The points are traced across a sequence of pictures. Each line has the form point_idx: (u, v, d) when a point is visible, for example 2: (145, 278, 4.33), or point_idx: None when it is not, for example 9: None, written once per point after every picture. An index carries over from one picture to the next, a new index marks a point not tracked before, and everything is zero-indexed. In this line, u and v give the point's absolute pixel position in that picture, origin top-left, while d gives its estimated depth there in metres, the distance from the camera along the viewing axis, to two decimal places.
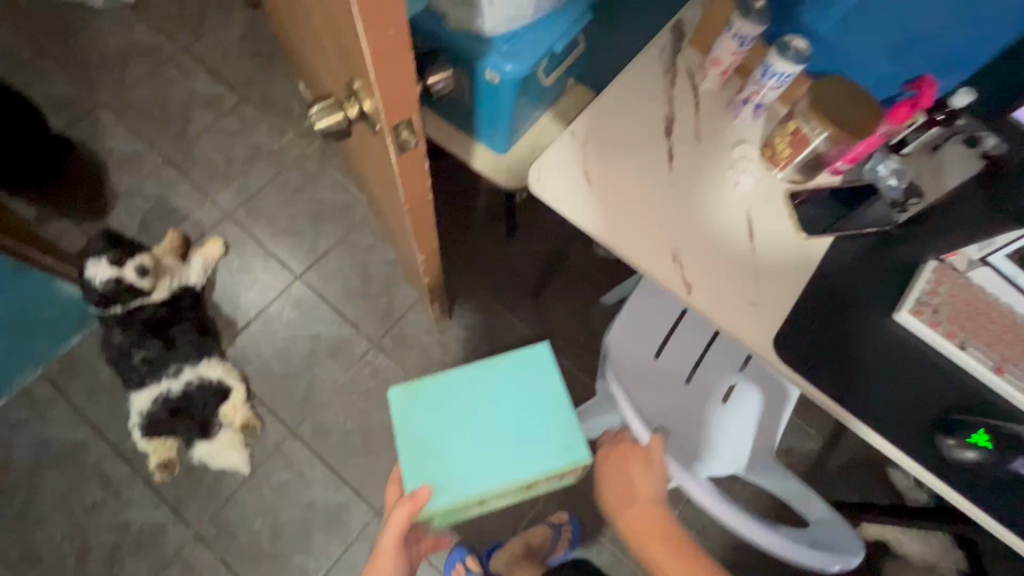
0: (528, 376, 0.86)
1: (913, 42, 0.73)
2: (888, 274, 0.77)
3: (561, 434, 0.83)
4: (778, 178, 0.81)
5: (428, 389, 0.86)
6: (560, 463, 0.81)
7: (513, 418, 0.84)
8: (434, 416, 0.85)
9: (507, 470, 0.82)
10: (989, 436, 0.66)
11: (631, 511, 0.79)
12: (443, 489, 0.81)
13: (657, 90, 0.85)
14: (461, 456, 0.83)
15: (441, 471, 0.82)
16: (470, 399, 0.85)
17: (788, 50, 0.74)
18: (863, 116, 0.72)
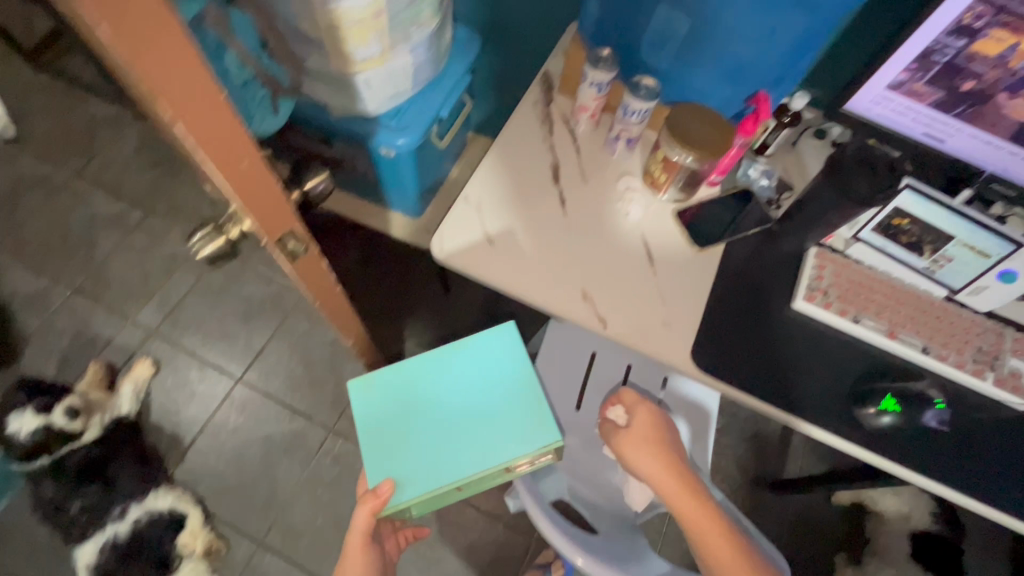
0: (490, 356, 0.86)
1: (739, 68, 0.77)
2: (779, 267, 0.83)
3: (529, 418, 0.82)
4: (664, 200, 0.86)
5: (387, 383, 0.85)
6: (531, 448, 0.80)
7: (476, 404, 0.83)
8: (395, 409, 0.84)
9: (474, 459, 0.80)
10: (897, 399, 0.71)
11: (653, 463, 0.78)
12: (407, 483, 0.79)
13: (537, 142, 0.90)
14: (423, 447, 0.81)
15: (405, 463, 0.80)
16: (432, 391, 0.85)
17: (640, 89, 0.79)
18: (719, 138, 0.78)
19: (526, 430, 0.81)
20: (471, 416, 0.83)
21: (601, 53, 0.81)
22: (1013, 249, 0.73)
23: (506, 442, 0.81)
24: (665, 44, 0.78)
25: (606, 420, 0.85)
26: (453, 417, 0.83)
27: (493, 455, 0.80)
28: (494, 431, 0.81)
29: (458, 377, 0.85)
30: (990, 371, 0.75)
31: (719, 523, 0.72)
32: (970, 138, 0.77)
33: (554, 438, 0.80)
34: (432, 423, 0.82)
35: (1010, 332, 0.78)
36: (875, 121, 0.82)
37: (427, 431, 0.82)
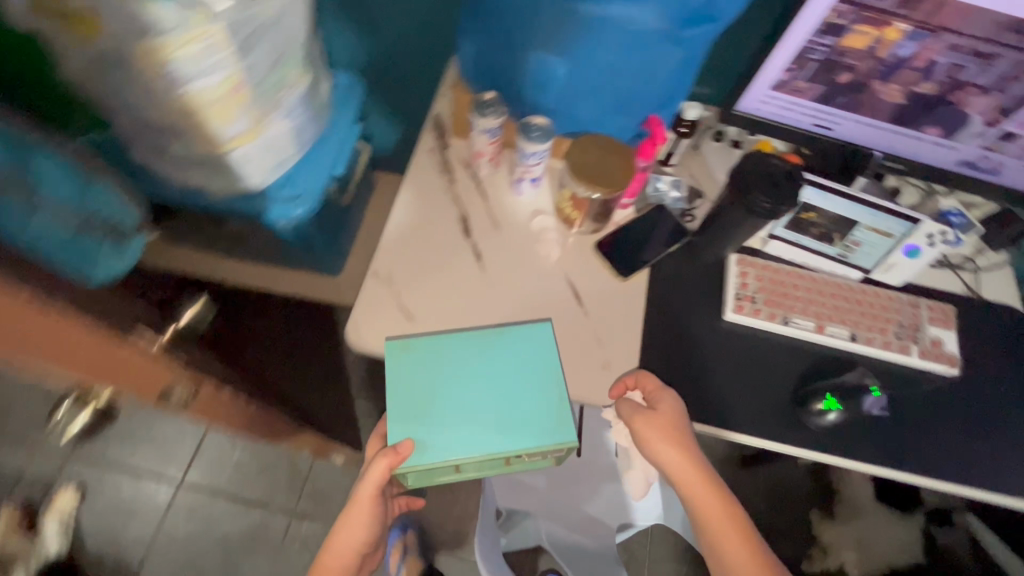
0: (526, 349, 0.73)
1: (626, 100, 0.73)
2: (704, 281, 0.82)
3: (552, 412, 0.70)
4: (581, 233, 0.84)
5: (428, 349, 0.73)
6: (550, 443, 0.68)
7: (510, 384, 0.71)
8: (428, 378, 0.71)
9: (492, 439, 0.68)
10: (836, 398, 0.72)
11: (679, 462, 0.69)
12: (427, 450, 0.68)
13: (441, 196, 0.85)
14: (445, 415, 0.69)
15: (427, 429, 0.68)
16: (469, 363, 0.72)
17: (533, 131, 0.75)
18: (620, 168, 0.75)
19: (548, 423, 0.69)
20: (501, 396, 0.71)
21: (485, 98, 0.76)
22: (913, 226, 0.76)
23: (525, 433, 0.69)
24: (548, 85, 0.73)
25: (624, 403, 0.72)
26: (479, 394, 0.71)
27: (511, 440, 0.68)
28: (514, 415, 0.70)
29: (505, 355, 0.73)
30: (914, 345, 0.78)
31: (736, 523, 0.70)
32: (855, 123, 0.79)
33: (571, 438, 0.68)
34: (460, 394, 0.71)
35: (925, 302, 0.80)
36: (767, 119, 0.82)
37: (453, 403, 0.70)
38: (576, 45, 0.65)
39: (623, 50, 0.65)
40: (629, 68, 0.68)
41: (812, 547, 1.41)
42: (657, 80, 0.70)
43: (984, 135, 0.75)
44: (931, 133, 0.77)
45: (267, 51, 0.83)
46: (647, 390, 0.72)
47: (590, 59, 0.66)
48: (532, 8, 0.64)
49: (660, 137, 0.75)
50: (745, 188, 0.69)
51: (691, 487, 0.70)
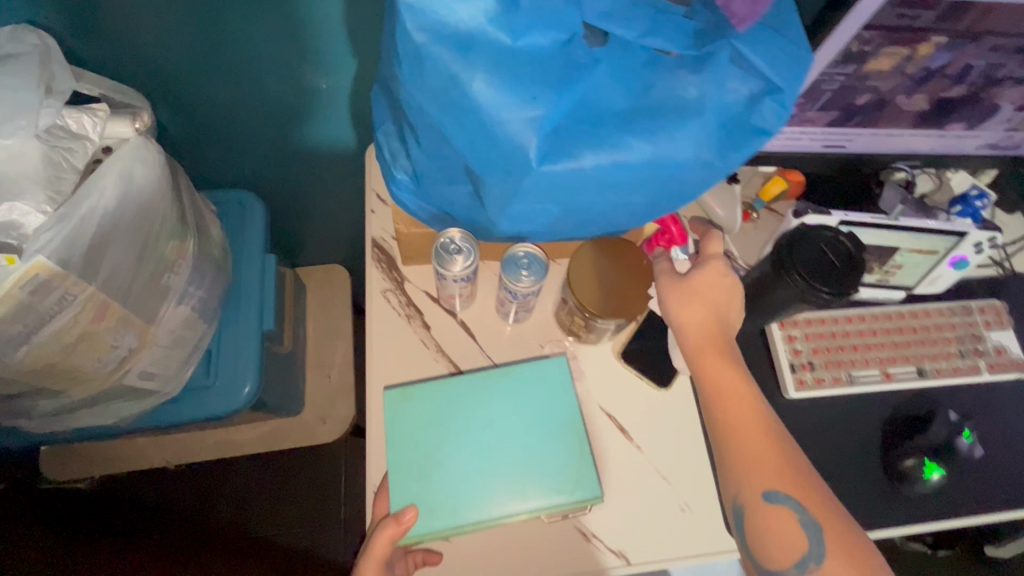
0: (539, 391, 0.62)
1: (637, 225, 0.50)
2: (750, 358, 0.71)
3: (575, 460, 0.59)
4: (597, 346, 0.69)
5: (427, 398, 0.61)
6: (568, 501, 0.57)
7: (526, 431, 0.60)
8: (430, 430, 0.59)
9: (508, 499, 0.57)
10: (934, 459, 0.64)
11: (693, 321, 0.58)
12: (433, 515, 0.56)
13: (418, 354, 0.68)
14: (452, 475, 0.58)
15: (431, 489, 0.57)
16: (480, 405, 0.61)
17: (521, 271, 0.58)
18: (630, 291, 0.59)
19: (573, 476, 0.58)
20: (513, 445, 0.59)
21: (445, 238, 0.58)
22: (958, 238, 0.67)
23: (547, 486, 0.57)
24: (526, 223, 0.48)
25: (664, 257, 0.61)
26: (486, 444, 0.59)
27: (532, 497, 0.57)
28: (533, 469, 0.58)
29: (513, 398, 0.61)
30: (981, 360, 0.71)
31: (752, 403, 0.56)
32: (871, 136, 0.67)
33: (593, 496, 0.57)
34: (465, 444, 0.59)
35: (975, 306, 0.73)
36: (771, 152, 0.69)
37: (459, 458, 0.58)
38: (577, 200, 0.43)
39: (643, 195, 0.43)
40: (644, 198, 0.44)
41: None
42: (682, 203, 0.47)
43: (1010, 118, 0.66)
44: (954, 128, 0.67)
45: (124, 245, 0.60)
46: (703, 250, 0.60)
47: (594, 210, 0.45)
48: (505, 166, 0.42)
49: (681, 232, 0.64)
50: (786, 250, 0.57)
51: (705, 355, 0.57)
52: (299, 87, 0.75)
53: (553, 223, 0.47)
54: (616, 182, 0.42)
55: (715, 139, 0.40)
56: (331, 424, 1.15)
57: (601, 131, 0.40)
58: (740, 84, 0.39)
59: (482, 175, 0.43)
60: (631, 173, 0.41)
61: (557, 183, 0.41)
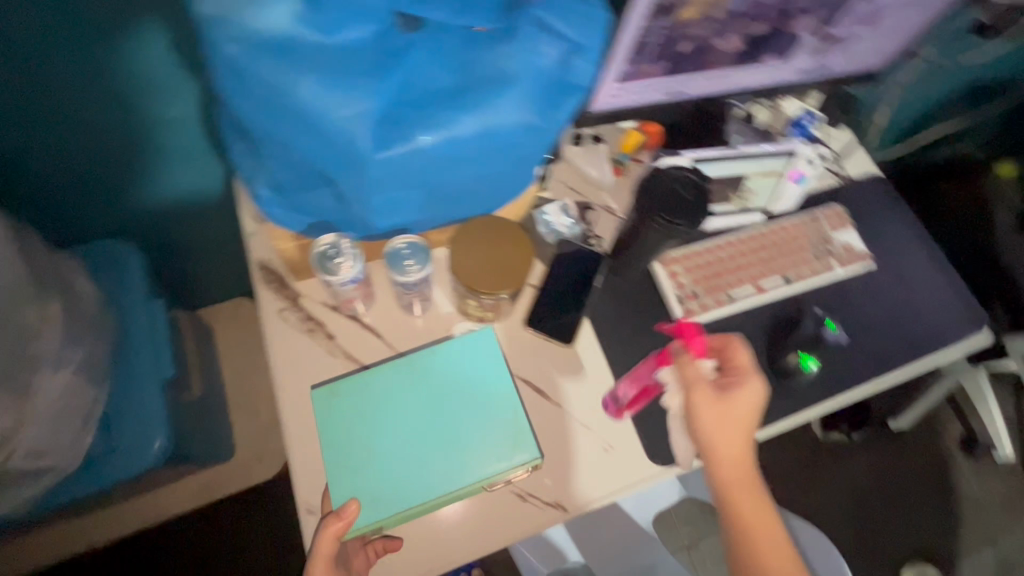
0: (466, 366, 0.65)
1: (502, 193, 0.53)
2: (643, 299, 0.76)
3: (510, 426, 0.62)
4: (501, 320, 0.72)
5: (357, 391, 0.63)
6: (509, 465, 0.61)
7: (456, 408, 0.63)
8: (361, 425, 0.62)
9: (447, 476, 0.60)
10: (807, 352, 0.73)
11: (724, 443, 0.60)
12: (375, 506, 0.58)
13: (328, 365, 0.68)
14: (389, 465, 0.60)
15: (370, 478, 0.59)
16: (406, 392, 0.63)
17: (405, 261, 0.59)
18: (507, 260, 0.62)
19: (512, 443, 0.62)
20: (447, 425, 0.62)
21: (323, 245, 0.58)
22: (788, 157, 0.77)
23: (484, 457, 0.61)
24: (390, 210, 0.50)
25: (693, 361, 0.61)
26: (420, 432, 0.62)
27: (472, 470, 0.60)
28: (474, 447, 0.61)
29: (441, 378, 0.64)
30: (832, 258, 0.81)
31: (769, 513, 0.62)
32: (703, 79, 0.74)
33: (535, 457, 0.61)
34: (399, 433, 0.61)
35: (820, 214, 0.83)
36: (623, 107, 0.74)
37: (396, 444, 0.61)
38: (428, 179, 0.46)
39: (488, 165, 0.46)
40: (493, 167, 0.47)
41: None
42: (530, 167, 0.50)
43: (813, 44, 0.75)
44: (770, 61, 0.75)
45: None
46: (734, 362, 0.62)
47: (447, 185, 0.47)
48: (345, 158, 0.43)
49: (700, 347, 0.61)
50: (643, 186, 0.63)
51: (730, 479, 0.61)
52: (141, 121, 0.71)
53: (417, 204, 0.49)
54: (457, 156, 0.44)
55: (536, 101, 0.43)
56: (268, 460, 1.10)
57: (428, 110, 0.41)
58: (550, 47, 0.42)
59: (329, 171, 0.44)
60: (468, 146, 0.43)
61: (397, 167, 0.43)
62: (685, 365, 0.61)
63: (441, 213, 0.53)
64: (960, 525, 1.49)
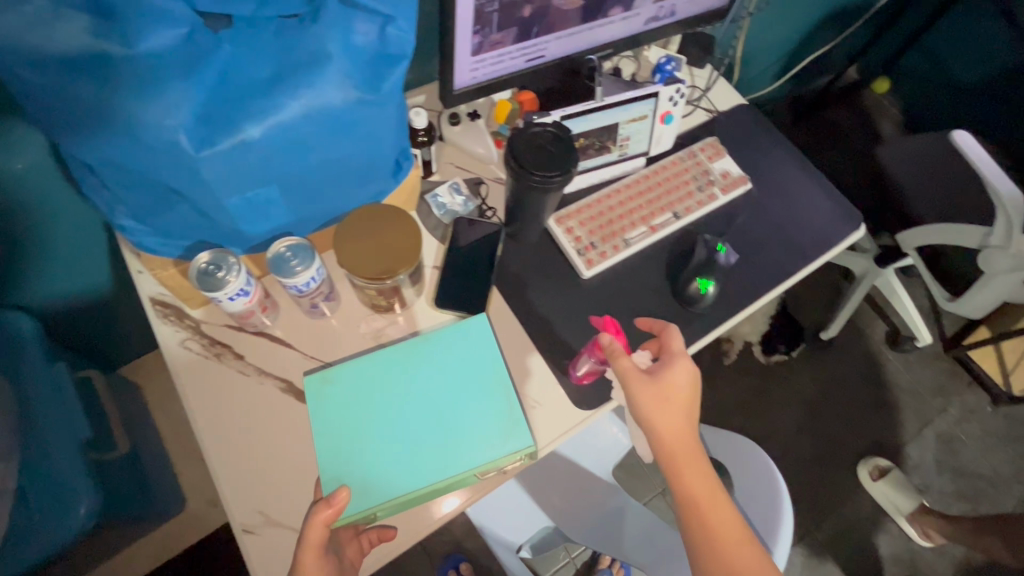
0: (458, 353, 0.66)
1: (368, 174, 0.55)
2: (545, 258, 0.79)
3: (504, 413, 0.63)
4: (409, 306, 0.73)
5: (351, 377, 0.64)
6: (503, 453, 0.61)
7: (454, 396, 0.64)
8: (355, 409, 0.62)
9: (437, 464, 0.60)
10: (705, 277, 0.77)
11: (669, 428, 0.62)
12: (365, 494, 0.58)
13: (242, 384, 0.67)
14: (382, 452, 0.60)
15: (360, 466, 0.60)
16: (400, 379, 0.64)
17: (290, 262, 0.59)
18: (396, 245, 0.62)
19: (505, 430, 0.62)
20: (442, 412, 0.63)
21: (203, 262, 0.58)
22: (654, 99, 0.81)
23: (478, 445, 0.61)
24: (254, 205, 0.51)
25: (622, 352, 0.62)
26: (413, 416, 0.62)
27: (466, 458, 0.61)
28: (467, 435, 0.62)
29: (437, 366, 0.65)
30: (715, 186, 0.86)
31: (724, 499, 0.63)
32: (558, 40, 0.77)
33: (528, 442, 0.61)
34: (391, 418, 0.62)
35: (697, 147, 0.88)
36: (488, 80, 0.77)
37: (390, 431, 0.61)
38: (276, 169, 0.47)
39: (333, 145, 0.48)
40: (339, 145, 0.49)
41: (722, 345, 1.64)
42: (383, 143, 0.52)
43: None
44: (616, 13, 0.79)
45: None
46: (667, 348, 0.65)
47: (299, 172, 0.49)
48: (179, 165, 0.44)
49: (623, 335, 0.64)
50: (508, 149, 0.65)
51: (681, 460, 0.62)
52: None
53: (280, 193, 0.51)
54: (297, 142, 0.46)
55: (361, 77, 0.45)
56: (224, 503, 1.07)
57: (251, 100, 0.43)
58: (366, 24, 0.44)
59: (169, 179, 0.45)
60: (303, 129, 0.45)
61: (232, 160, 0.44)
62: (618, 359, 0.62)
63: (310, 202, 0.55)
64: (900, 413, 1.61)
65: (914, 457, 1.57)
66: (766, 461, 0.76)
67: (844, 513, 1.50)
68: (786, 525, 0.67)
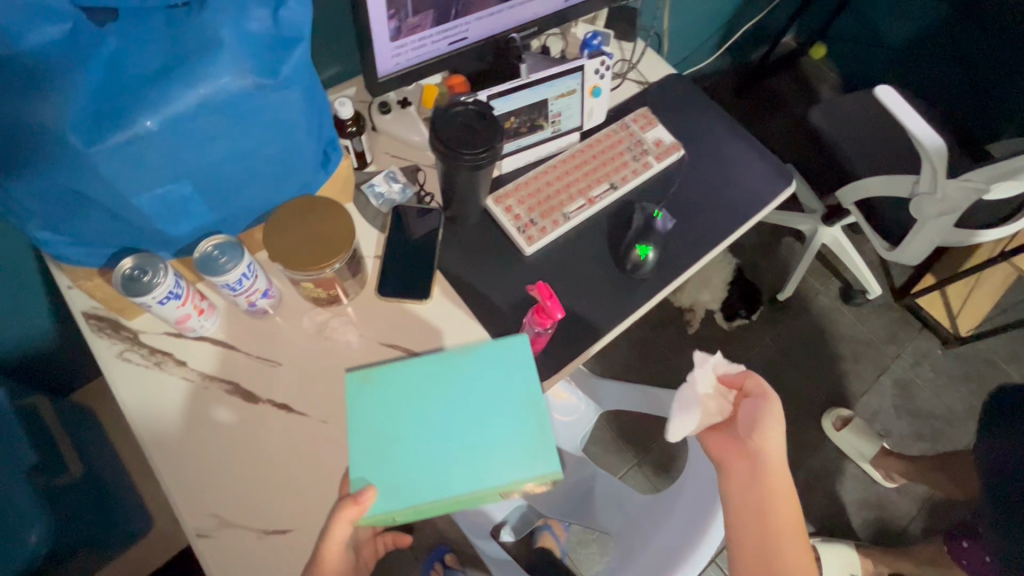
0: (494, 368, 0.64)
1: (281, 161, 0.57)
2: (488, 240, 0.80)
3: (535, 436, 0.60)
4: (352, 297, 0.73)
5: (390, 382, 0.62)
6: (530, 477, 0.58)
7: (488, 412, 0.61)
8: (392, 408, 0.61)
9: (464, 478, 0.58)
10: (644, 243, 0.79)
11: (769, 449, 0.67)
12: (390, 495, 0.57)
13: (186, 391, 0.66)
14: (410, 456, 0.59)
15: (385, 468, 0.58)
16: (435, 389, 0.62)
17: (218, 260, 0.58)
18: (323, 234, 0.61)
19: (535, 451, 0.59)
20: (475, 426, 0.61)
21: (127, 268, 0.56)
22: (580, 73, 0.82)
23: (506, 465, 0.59)
24: (166, 200, 0.52)
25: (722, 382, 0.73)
26: (443, 428, 0.60)
27: (493, 478, 0.58)
28: (493, 452, 0.59)
29: (472, 382, 0.63)
30: (649, 155, 0.88)
31: (790, 527, 0.63)
32: (479, 21, 0.78)
33: (557, 470, 0.58)
34: (418, 424, 0.61)
35: (628, 119, 0.90)
36: (412, 65, 0.77)
37: (417, 439, 0.60)
38: (183, 161, 0.49)
39: (238, 134, 0.50)
40: (241, 130, 0.50)
41: (685, 315, 1.68)
42: (289, 129, 0.54)
43: None
44: None
45: None
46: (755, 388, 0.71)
47: (207, 163, 0.51)
48: (73, 163, 0.44)
49: (554, 306, 0.63)
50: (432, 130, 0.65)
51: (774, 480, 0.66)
52: None
53: (191, 186, 0.52)
54: (197, 131, 0.47)
55: (255, 63, 0.47)
56: None
57: (142, 92, 0.43)
58: (260, 12, 0.46)
59: (67, 179, 0.45)
60: (204, 118, 0.47)
61: (130, 153, 0.45)
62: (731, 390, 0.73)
63: (225, 194, 0.56)
64: (858, 364, 1.68)
65: (873, 404, 1.64)
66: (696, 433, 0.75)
67: (811, 464, 1.56)
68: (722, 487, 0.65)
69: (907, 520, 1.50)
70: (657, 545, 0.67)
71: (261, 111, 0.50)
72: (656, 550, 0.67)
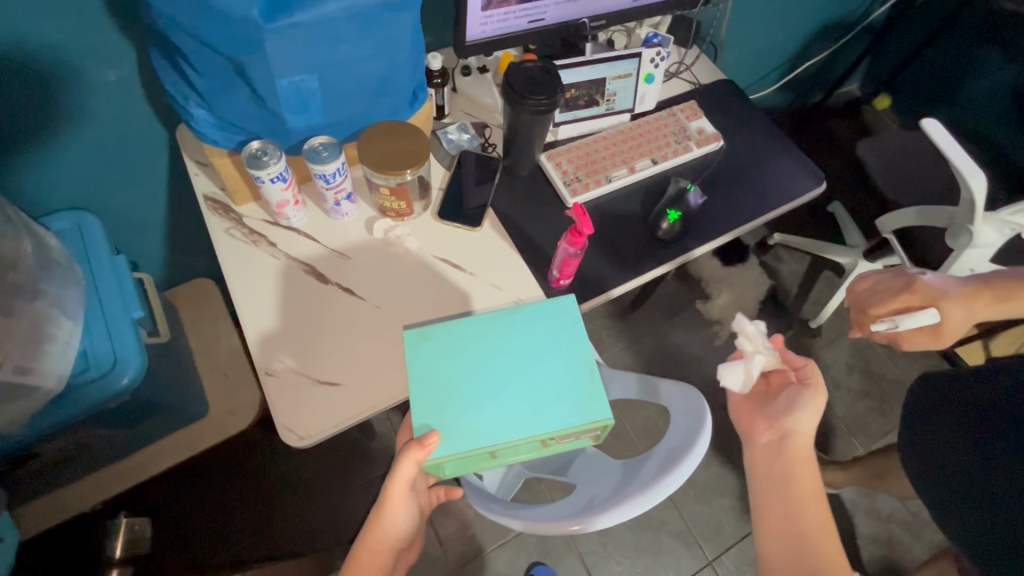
0: (548, 328, 0.72)
1: (383, 78, 0.73)
2: (538, 189, 0.92)
3: (586, 383, 0.69)
4: (417, 216, 0.86)
5: (446, 337, 0.71)
6: (587, 419, 0.66)
7: (541, 364, 0.70)
8: (454, 359, 0.70)
9: (519, 422, 0.66)
10: (673, 210, 0.88)
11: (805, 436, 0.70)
12: (452, 438, 0.65)
13: (272, 266, 0.80)
14: (471, 404, 0.67)
15: (450, 415, 0.67)
16: (491, 341, 0.72)
17: (321, 151, 0.72)
18: (403, 146, 0.75)
19: (593, 395, 0.68)
20: (529, 376, 0.69)
21: (254, 148, 0.71)
22: (637, 59, 0.94)
23: (560, 406, 0.67)
24: (297, 87, 0.68)
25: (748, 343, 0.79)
26: (500, 379, 0.69)
27: (551, 418, 0.67)
28: (547, 399, 0.68)
29: (525, 336, 0.72)
30: (690, 141, 0.98)
31: (812, 491, 0.67)
32: (557, 5, 0.91)
33: (606, 418, 0.66)
34: (478, 373, 0.69)
35: (677, 108, 1.01)
36: (495, 35, 0.91)
37: (478, 386, 0.68)
38: (316, 55, 0.65)
39: (357, 41, 0.66)
40: (363, 39, 0.67)
41: (713, 326, 1.73)
42: (397, 48, 0.70)
43: None
44: None
45: None
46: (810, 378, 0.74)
47: (334, 63, 0.67)
48: (247, 41, 0.61)
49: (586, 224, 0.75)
50: (507, 84, 0.79)
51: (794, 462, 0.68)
52: (93, 92, 0.83)
53: (319, 80, 0.68)
54: (334, 32, 0.64)
55: None
56: (240, 413, 1.20)
57: None
58: None
59: (234, 52, 0.62)
60: (337, 23, 0.63)
61: (285, 36, 0.62)
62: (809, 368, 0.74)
63: (337, 97, 0.72)
64: (884, 400, 1.67)
65: None
66: (692, 391, 0.83)
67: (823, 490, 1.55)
68: (703, 434, 0.73)
69: (918, 563, 1.46)
70: (643, 477, 0.74)
71: (381, 28, 0.67)
72: (641, 482, 0.74)
